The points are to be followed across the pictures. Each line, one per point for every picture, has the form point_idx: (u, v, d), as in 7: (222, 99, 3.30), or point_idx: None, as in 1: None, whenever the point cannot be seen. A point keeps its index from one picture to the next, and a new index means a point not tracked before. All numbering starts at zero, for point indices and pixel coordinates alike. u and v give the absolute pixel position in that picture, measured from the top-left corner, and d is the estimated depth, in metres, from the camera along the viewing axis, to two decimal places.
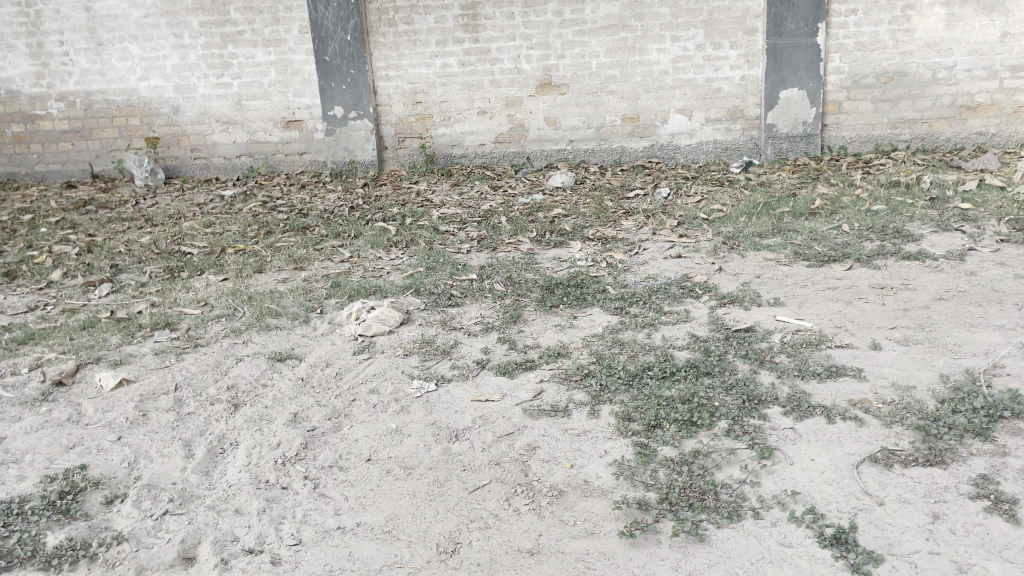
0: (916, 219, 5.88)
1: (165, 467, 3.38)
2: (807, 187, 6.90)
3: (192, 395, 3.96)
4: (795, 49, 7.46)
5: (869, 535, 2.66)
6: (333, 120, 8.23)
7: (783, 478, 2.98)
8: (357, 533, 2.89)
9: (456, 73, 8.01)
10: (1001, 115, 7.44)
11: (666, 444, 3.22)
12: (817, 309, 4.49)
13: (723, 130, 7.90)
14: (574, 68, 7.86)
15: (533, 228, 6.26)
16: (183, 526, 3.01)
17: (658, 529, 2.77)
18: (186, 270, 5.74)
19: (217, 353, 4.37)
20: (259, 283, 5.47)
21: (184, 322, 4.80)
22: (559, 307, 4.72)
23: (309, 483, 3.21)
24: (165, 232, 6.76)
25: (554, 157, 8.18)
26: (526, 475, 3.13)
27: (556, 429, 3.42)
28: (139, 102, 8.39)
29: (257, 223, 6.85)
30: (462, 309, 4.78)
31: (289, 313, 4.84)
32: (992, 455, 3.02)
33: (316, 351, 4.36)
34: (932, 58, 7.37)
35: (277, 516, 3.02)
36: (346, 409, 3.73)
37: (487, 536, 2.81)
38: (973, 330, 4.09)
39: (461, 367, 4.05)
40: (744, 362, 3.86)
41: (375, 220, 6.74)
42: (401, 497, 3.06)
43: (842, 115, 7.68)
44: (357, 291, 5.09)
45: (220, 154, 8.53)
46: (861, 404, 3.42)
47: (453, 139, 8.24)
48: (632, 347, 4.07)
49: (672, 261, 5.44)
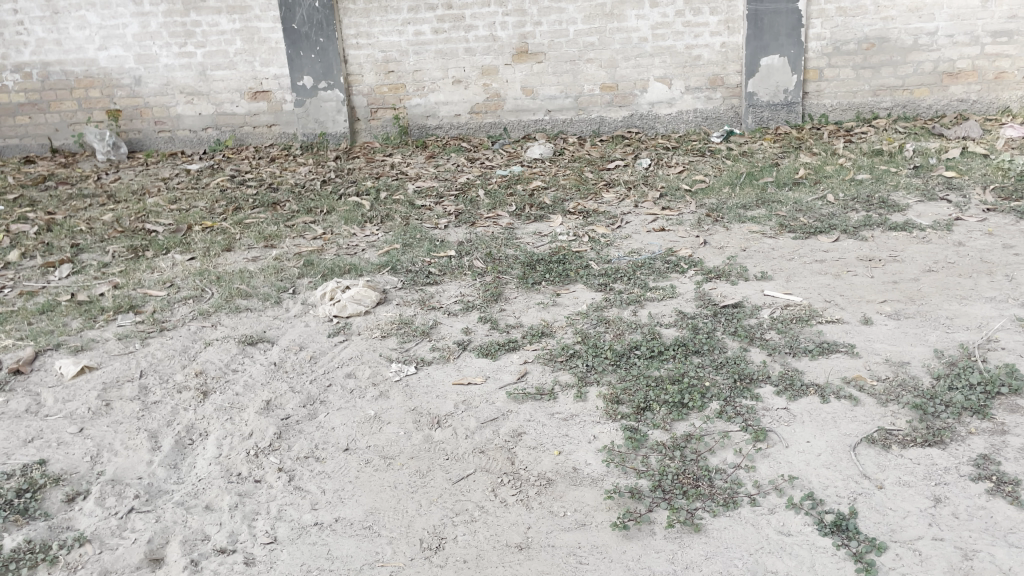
0: (901, 188, 5.79)
1: (131, 461, 3.21)
2: (790, 157, 6.79)
3: (159, 382, 3.77)
4: (776, 15, 7.29)
5: (870, 521, 2.56)
6: (302, 91, 7.94)
7: (779, 462, 2.87)
8: (336, 529, 2.74)
9: (430, 41, 7.74)
10: (982, 81, 7.32)
11: (657, 428, 3.10)
12: (806, 283, 4.38)
13: (704, 98, 7.74)
14: (551, 36, 7.63)
15: (513, 201, 6.08)
16: (150, 524, 2.84)
17: (653, 519, 2.66)
18: (151, 249, 5.51)
19: (184, 338, 4.17)
20: (227, 262, 5.25)
21: (149, 305, 4.59)
22: (542, 284, 4.57)
23: (284, 476, 3.05)
24: (128, 209, 6.49)
25: (531, 127, 7.98)
26: (512, 463, 3.00)
27: (542, 413, 3.29)
28: (98, 73, 8.05)
29: (225, 199, 6.60)
30: (441, 288, 4.61)
31: (260, 294, 4.63)
32: (991, 433, 2.93)
33: (289, 334, 4.18)
34: (913, 24, 7.22)
35: (250, 512, 2.86)
36: (322, 396, 3.57)
37: (474, 530, 2.68)
38: (964, 302, 4.00)
39: (441, 349, 3.89)
40: (733, 339, 3.74)
41: (348, 194, 6.52)
42: (382, 489, 2.92)
43: (823, 82, 7.54)
44: (331, 269, 4.89)
45: (185, 127, 8.23)
46: (855, 381, 3.31)
47: (427, 110, 8.00)
48: (618, 325, 3.94)
49: (655, 235, 5.31)
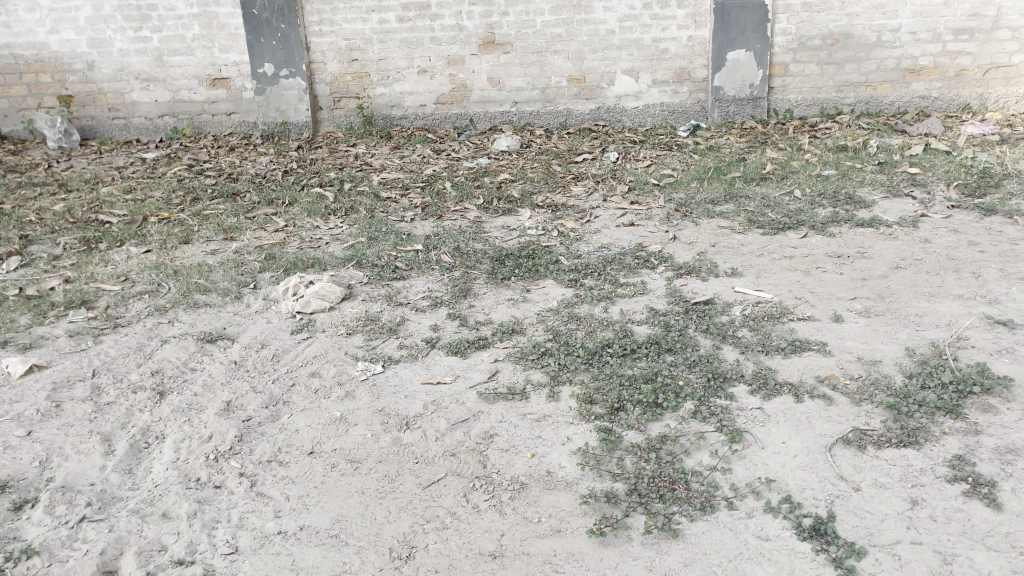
0: (867, 185, 5.80)
1: (82, 466, 3.05)
2: (756, 152, 6.78)
3: (112, 382, 3.61)
4: (743, 9, 7.27)
5: (848, 525, 2.54)
6: (263, 78, 7.73)
7: (755, 464, 2.83)
8: (301, 538, 2.63)
9: (394, 30, 7.58)
10: (944, 78, 7.37)
11: (632, 429, 3.04)
12: (776, 279, 4.36)
13: (671, 92, 7.70)
14: (518, 26, 7.52)
15: (480, 194, 5.98)
16: (103, 534, 2.70)
17: (630, 524, 2.60)
18: (104, 241, 5.30)
19: (139, 335, 4.00)
20: (185, 255, 5.07)
21: (102, 300, 4.40)
22: (511, 279, 4.48)
23: (245, 481, 2.92)
24: (80, 198, 6.25)
25: (497, 119, 7.87)
26: (484, 466, 2.91)
27: (514, 414, 3.21)
28: (49, 58, 7.76)
29: (182, 189, 6.39)
30: (408, 283, 4.50)
31: (219, 289, 4.47)
32: (964, 433, 2.92)
33: (250, 331, 4.03)
34: (878, 21, 7.24)
35: (210, 520, 2.74)
36: (285, 396, 3.45)
37: (445, 538, 2.59)
38: (933, 300, 4.01)
39: (409, 347, 3.78)
40: (706, 337, 3.70)
41: (311, 185, 6.36)
42: (349, 495, 2.81)
43: (788, 77, 7.55)
44: (294, 264, 4.74)
45: (140, 114, 7.97)
46: (828, 380, 3.29)
47: (392, 99, 7.85)
48: (590, 321, 3.87)
49: (625, 229, 5.26)
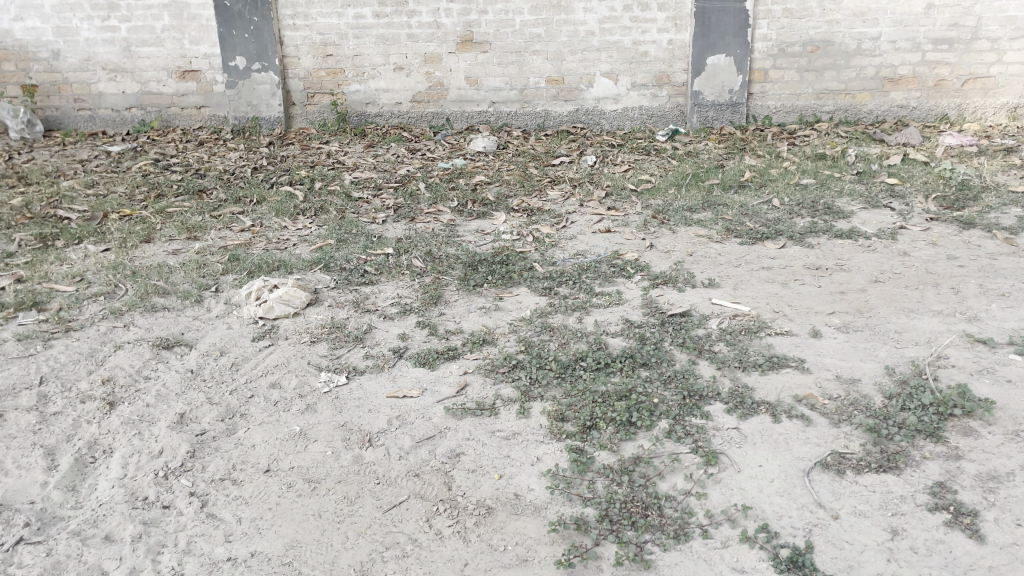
0: (845, 194, 5.74)
1: (23, 483, 2.87)
2: (735, 158, 6.71)
3: (60, 391, 3.42)
4: (723, 13, 7.19)
5: (826, 556, 2.44)
6: (234, 72, 7.53)
7: (731, 489, 2.72)
8: (251, 566, 2.48)
9: (370, 25, 7.41)
10: (922, 88, 7.33)
11: (604, 449, 2.92)
12: (753, 291, 4.26)
13: (649, 96, 7.60)
14: (496, 25, 7.39)
15: (454, 196, 5.84)
16: (40, 559, 2.53)
17: (600, 553, 2.48)
18: (61, 238, 5.09)
19: (91, 340, 3.81)
20: (145, 254, 4.87)
21: (55, 302, 4.20)
22: (483, 287, 4.35)
23: (196, 501, 2.76)
24: (40, 192, 6.03)
25: (474, 118, 7.72)
26: (449, 489, 2.78)
27: (482, 431, 3.08)
28: (13, 46, 7.55)
29: (146, 184, 6.19)
30: (376, 289, 4.34)
31: (179, 291, 4.29)
32: (946, 458, 2.83)
33: (209, 337, 3.86)
34: (857, 28, 7.18)
35: (155, 544, 2.58)
36: (242, 409, 3.28)
37: (405, 568, 2.45)
38: (912, 316, 3.93)
39: (375, 357, 3.63)
40: (682, 351, 3.58)
41: (280, 183, 6.17)
42: (305, 518, 2.66)
43: (768, 83, 7.47)
44: (258, 266, 4.57)
45: (107, 105, 7.75)
46: (806, 400, 3.19)
47: (366, 96, 7.67)
48: (563, 333, 3.75)
49: (601, 236, 5.13)
